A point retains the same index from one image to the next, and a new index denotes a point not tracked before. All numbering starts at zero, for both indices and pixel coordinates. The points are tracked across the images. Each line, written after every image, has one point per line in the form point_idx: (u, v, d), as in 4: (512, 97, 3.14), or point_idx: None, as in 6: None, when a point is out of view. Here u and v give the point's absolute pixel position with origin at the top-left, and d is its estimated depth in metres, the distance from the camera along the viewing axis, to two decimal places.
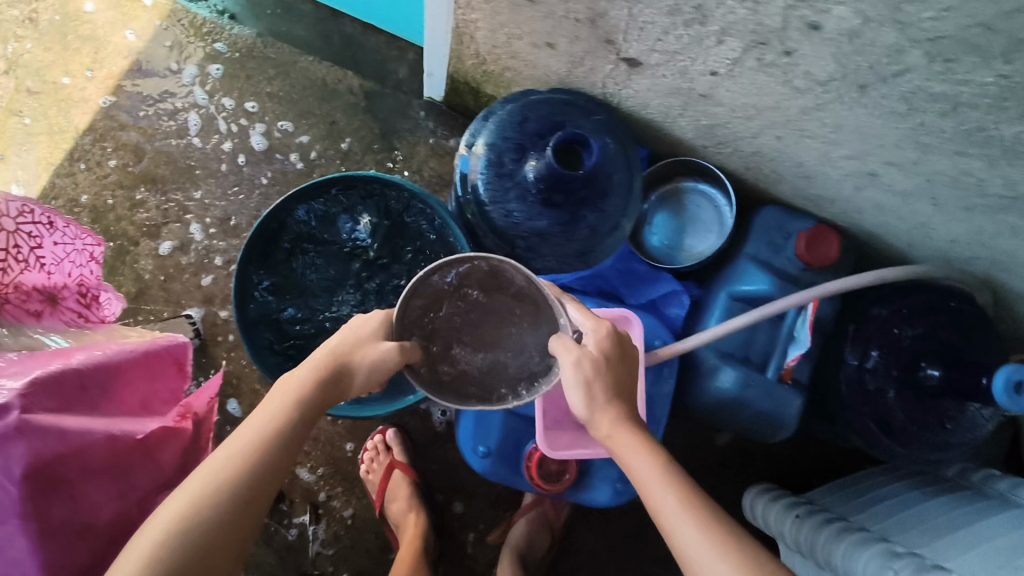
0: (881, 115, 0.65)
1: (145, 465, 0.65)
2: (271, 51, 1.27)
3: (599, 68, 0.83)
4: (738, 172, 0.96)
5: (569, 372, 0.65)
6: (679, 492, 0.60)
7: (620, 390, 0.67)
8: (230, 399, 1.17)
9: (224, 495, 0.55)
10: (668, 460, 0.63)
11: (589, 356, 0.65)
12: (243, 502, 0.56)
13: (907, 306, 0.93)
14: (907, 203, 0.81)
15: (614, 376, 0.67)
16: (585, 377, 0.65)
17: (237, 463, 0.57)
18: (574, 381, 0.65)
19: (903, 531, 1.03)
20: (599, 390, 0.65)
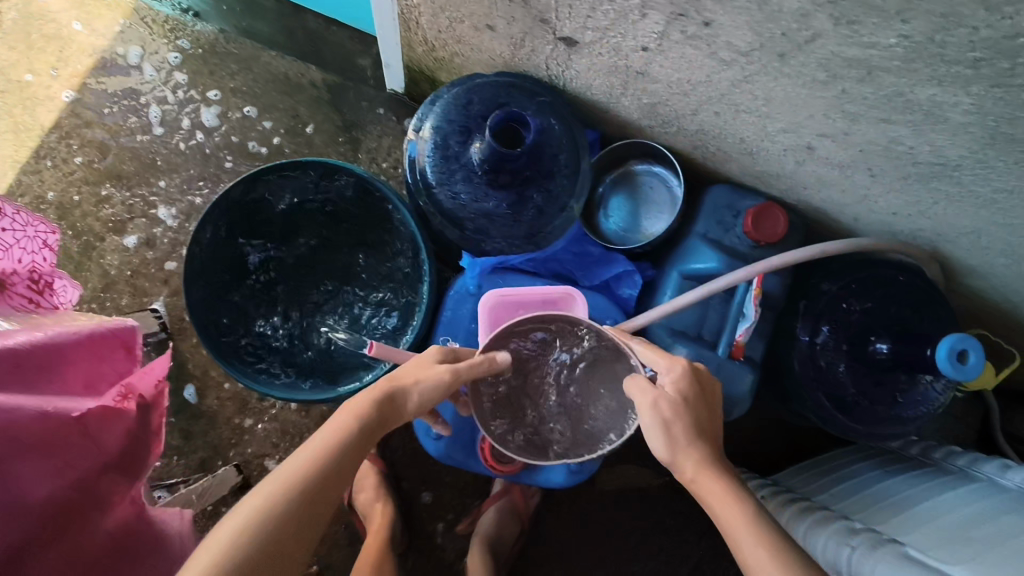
0: (805, 84, 0.66)
1: (83, 445, 0.66)
2: (234, 47, 1.28)
3: (540, 49, 0.84)
4: (688, 151, 0.97)
5: (647, 414, 0.68)
6: (764, 540, 0.63)
7: (702, 431, 0.69)
8: (186, 386, 1.24)
9: (292, 508, 0.61)
10: (752, 507, 0.66)
11: (666, 398, 0.68)
12: (300, 510, 0.61)
13: (856, 281, 0.94)
14: (846, 175, 0.82)
15: (694, 417, 0.69)
16: (664, 420, 0.67)
17: (307, 469, 0.63)
18: (655, 424, 0.68)
19: (863, 508, 1.02)
20: (679, 429, 0.68)
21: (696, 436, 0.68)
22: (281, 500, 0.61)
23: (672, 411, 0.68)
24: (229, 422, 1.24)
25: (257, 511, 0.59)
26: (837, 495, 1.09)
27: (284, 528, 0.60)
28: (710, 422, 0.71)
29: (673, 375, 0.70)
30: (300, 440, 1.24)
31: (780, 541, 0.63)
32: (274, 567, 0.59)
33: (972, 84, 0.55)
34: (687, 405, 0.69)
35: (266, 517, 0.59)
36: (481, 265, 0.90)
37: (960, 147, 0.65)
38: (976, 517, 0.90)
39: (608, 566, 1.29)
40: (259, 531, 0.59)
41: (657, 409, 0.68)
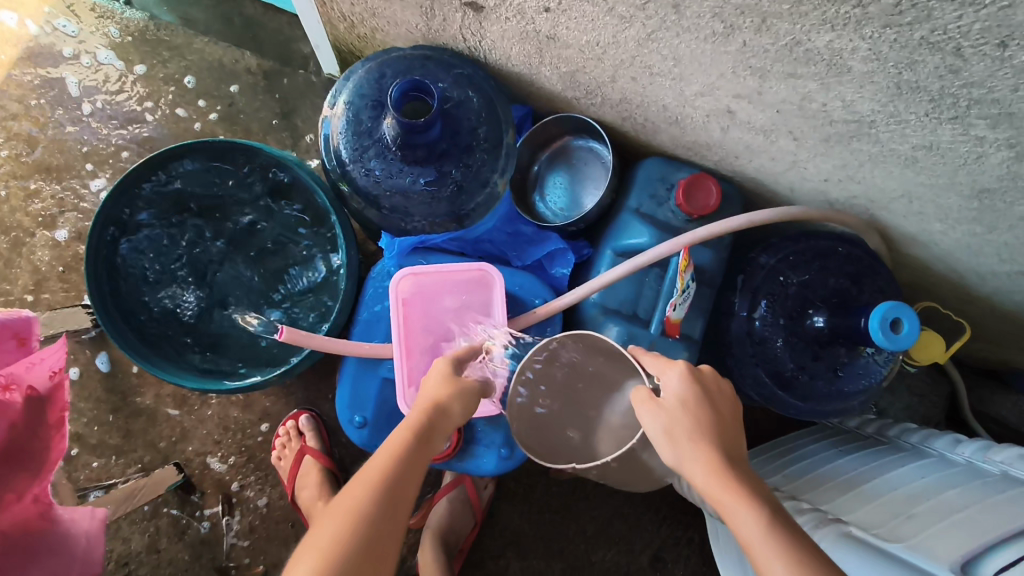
0: (705, 38, 0.63)
1: None
2: (165, 34, 1.25)
3: (451, 18, 0.80)
4: (618, 124, 0.93)
5: (648, 421, 0.62)
6: (788, 552, 0.51)
7: (713, 433, 0.60)
8: (99, 353, 1.19)
9: (375, 524, 0.54)
10: (776, 510, 0.54)
11: (666, 404, 0.62)
12: (382, 517, 0.55)
13: (794, 253, 0.90)
14: (771, 140, 0.78)
15: (699, 418, 0.61)
16: (665, 425, 0.61)
17: (378, 479, 0.57)
18: (654, 431, 0.61)
19: (813, 488, 0.98)
20: (681, 434, 0.60)
21: (704, 441, 0.59)
22: (359, 519, 0.54)
23: (672, 415, 0.61)
24: (169, 420, 1.20)
25: (335, 528, 0.53)
26: (790, 477, 1.05)
27: (372, 547, 0.53)
28: (732, 432, 0.62)
29: (672, 378, 0.64)
30: (243, 436, 1.21)
31: (810, 550, 0.51)
32: None
33: (863, 26, 0.52)
34: (689, 410, 0.61)
35: (349, 536, 0.53)
36: (400, 245, 0.86)
37: (870, 101, 0.62)
38: (922, 493, 0.86)
39: (566, 558, 1.24)
40: (342, 554, 0.52)
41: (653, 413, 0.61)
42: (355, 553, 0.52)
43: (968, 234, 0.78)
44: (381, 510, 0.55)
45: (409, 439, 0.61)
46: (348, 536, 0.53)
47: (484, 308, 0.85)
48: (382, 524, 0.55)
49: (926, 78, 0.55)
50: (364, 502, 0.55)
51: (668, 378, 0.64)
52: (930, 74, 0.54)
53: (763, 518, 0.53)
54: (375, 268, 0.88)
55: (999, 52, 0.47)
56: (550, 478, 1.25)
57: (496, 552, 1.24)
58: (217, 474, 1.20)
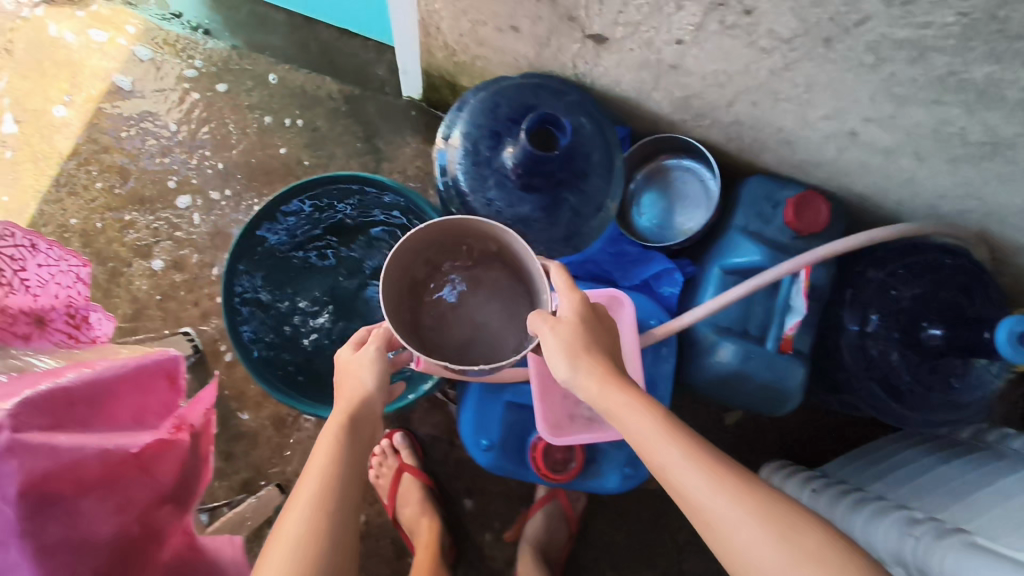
0: (850, 68, 0.64)
1: (141, 479, 0.65)
2: (248, 63, 1.28)
3: (566, 47, 0.81)
4: (722, 144, 0.94)
5: (549, 337, 0.62)
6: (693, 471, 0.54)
7: (602, 350, 0.62)
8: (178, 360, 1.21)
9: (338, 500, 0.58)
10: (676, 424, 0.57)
11: (565, 323, 0.63)
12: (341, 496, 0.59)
13: (904, 266, 0.91)
14: (891, 159, 0.79)
15: (593, 336, 0.63)
16: (565, 341, 0.61)
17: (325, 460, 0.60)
18: (556, 346, 0.61)
19: (922, 496, 1.00)
20: (581, 350, 0.61)
21: (599, 358, 0.61)
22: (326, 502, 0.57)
23: (568, 335, 0.62)
24: (268, 441, 1.23)
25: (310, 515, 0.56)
26: (892, 484, 1.06)
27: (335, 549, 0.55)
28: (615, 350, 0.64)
29: (568, 301, 0.65)
30: None
31: (710, 454, 0.55)
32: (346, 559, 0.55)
33: None
34: (583, 328, 0.63)
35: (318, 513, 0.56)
36: None
37: (1015, 126, 0.63)
38: None
39: (660, 566, 1.26)
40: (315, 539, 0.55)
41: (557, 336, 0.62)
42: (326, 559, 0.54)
43: None
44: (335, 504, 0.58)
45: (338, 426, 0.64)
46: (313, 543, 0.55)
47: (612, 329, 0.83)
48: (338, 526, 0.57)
49: None
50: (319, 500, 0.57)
51: (566, 299, 0.65)
52: None
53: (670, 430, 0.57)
54: None
55: None
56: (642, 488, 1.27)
57: (592, 561, 1.27)
58: None
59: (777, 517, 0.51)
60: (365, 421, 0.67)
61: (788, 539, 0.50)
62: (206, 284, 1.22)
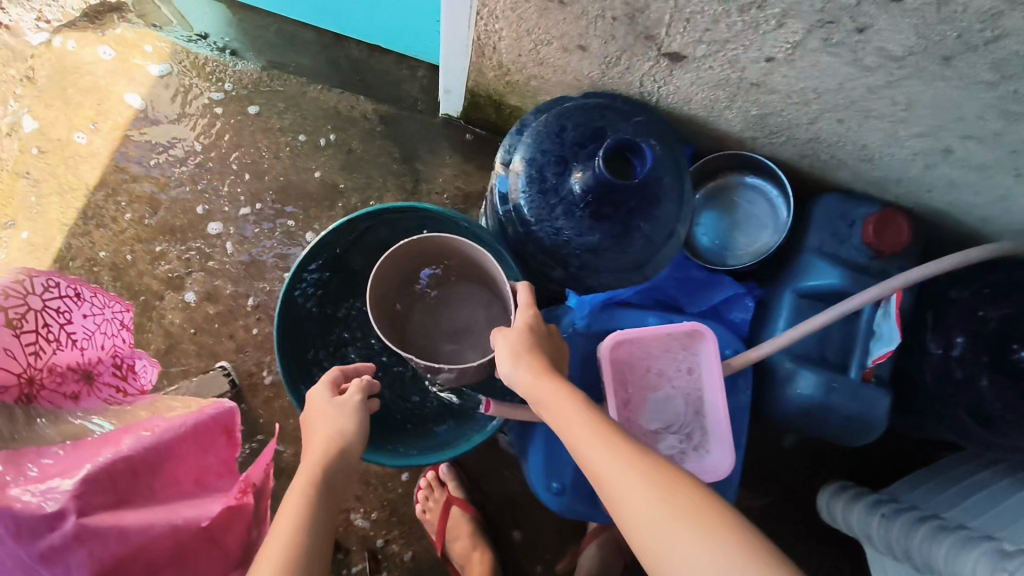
0: (965, 85, 0.59)
1: (212, 551, 0.61)
2: (279, 84, 1.24)
3: (637, 66, 0.77)
4: (793, 161, 0.89)
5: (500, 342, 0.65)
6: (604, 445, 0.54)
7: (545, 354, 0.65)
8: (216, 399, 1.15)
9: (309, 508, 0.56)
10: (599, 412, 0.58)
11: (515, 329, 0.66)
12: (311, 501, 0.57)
13: (989, 285, 0.86)
14: (986, 176, 0.74)
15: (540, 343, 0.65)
16: (513, 344, 0.64)
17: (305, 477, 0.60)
18: (502, 347, 0.64)
19: (1008, 526, 0.92)
20: (522, 349, 0.63)
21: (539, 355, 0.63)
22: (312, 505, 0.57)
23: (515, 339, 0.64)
24: None
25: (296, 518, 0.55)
26: (971, 511, 1.01)
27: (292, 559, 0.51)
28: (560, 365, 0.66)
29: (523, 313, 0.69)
30: (385, 490, 1.19)
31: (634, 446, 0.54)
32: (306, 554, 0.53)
33: None
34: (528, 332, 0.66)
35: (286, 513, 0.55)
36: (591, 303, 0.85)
37: None
38: None
39: None
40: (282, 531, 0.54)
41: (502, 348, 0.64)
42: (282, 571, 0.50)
43: None
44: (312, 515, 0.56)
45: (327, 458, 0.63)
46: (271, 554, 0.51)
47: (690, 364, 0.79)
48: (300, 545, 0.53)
49: None
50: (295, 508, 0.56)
51: (523, 312, 0.69)
52: None
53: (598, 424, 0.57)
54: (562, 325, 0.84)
55: None
56: None
57: None
58: (361, 531, 1.18)
59: (676, 490, 0.49)
60: (346, 459, 0.65)
61: (679, 502, 0.49)
62: (241, 315, 1.18)
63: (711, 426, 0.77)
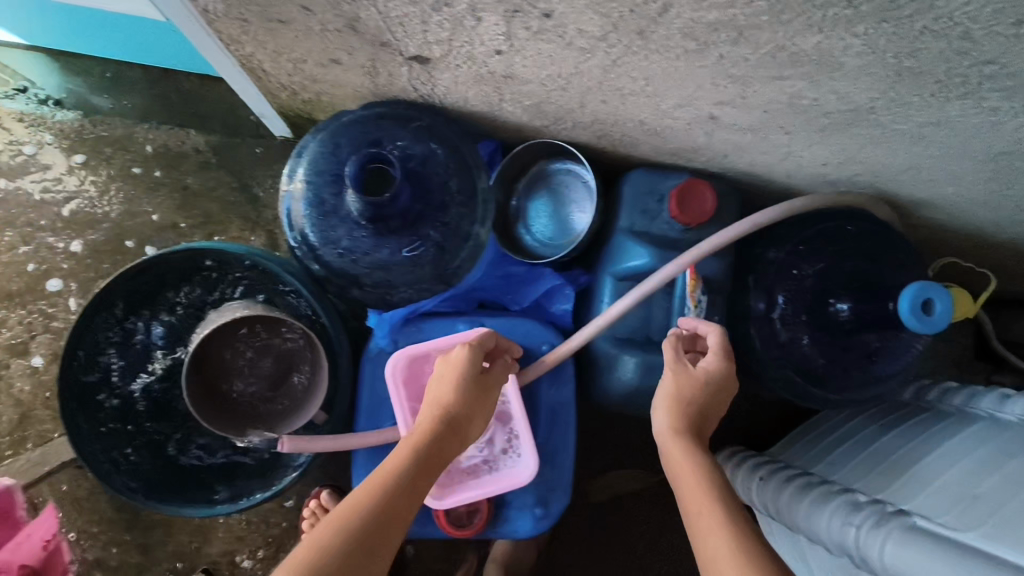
0: (678, 57, 0.57)
1: None
2: (101, 129, 1.20)
3: (397, 72, 0.74)
4: (594, 143, 0.87)
5: (667, 382, 0.72)
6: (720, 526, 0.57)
7: (701, 411, 0.70)
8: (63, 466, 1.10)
9: (413, 481, 0.61)
10: (716, 484, 0.62)
11: (692, 375, 0.71)
12: (413, 480, 0.61)
13: (803, 242, 0.86)
14: (760, 137, 0.73)
15: (706, 397, 0.70)
16: (672, 394, 0.70)
17: (401, 451, 0.63)
18: (662, 396, 0.71)
19: (864, 476, 0.96)
20: (682, 404, 0.70)
21: (685, 413, 0.69)
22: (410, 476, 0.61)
23: (687, 385, 0.70)
24: (191, 526, 1.17)
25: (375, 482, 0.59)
26: (836, 464, 1.03)
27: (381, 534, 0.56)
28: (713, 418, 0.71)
29: (709, 356, 0.73)
30: (267, 527, 1.17)
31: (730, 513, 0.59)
32: (388, 528, 0.57)
33: (856, 24, 0.46)
34: (710, 384, 0.71)
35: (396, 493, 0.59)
36: (389, 321, 0.83)
37: (867, 90, 0.57)
38: (981, 464, 0.84)
39: None
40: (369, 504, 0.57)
41: (682, 381, 0.71)
42: (362, 543, 0.54)
43: (985, 191, 0.75)
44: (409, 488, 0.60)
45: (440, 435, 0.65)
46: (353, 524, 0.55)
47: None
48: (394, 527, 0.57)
49: (929, 63, 0.50)
50: (408, 483, 0.60)
51: (710, 355, 0.73)
52: (935, 59, 0.49)
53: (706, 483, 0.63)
54: (368, 350, 0.84)
55: (1013, 30, 0.43)
56: (589, 503, 1.24)
57: None
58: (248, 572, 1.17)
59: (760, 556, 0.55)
60: (453, 435, 0.66)
61: None
62: None
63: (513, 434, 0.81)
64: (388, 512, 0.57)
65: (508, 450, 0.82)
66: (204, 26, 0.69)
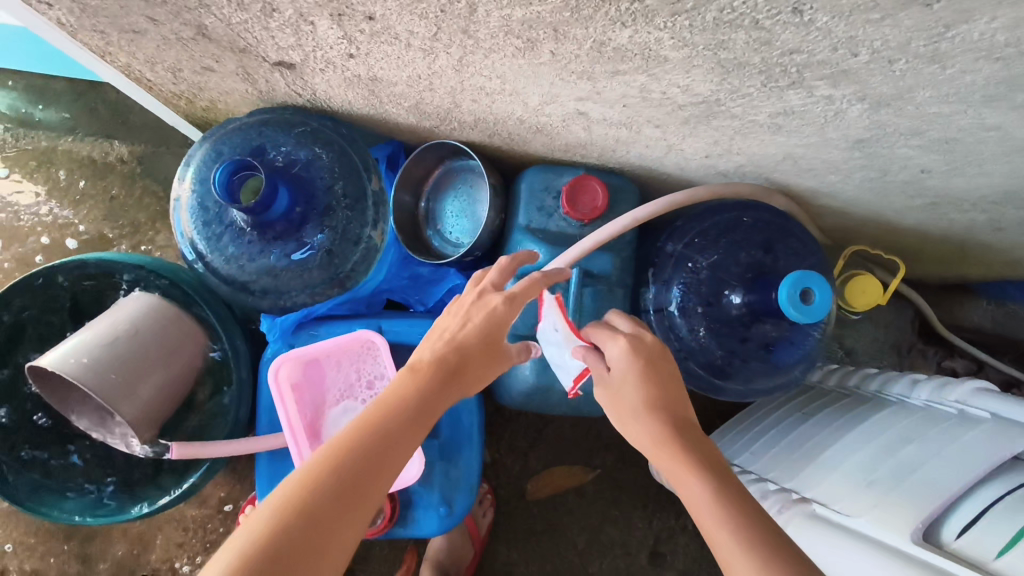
0: (514, 54, 0.57)
1: None
2: (26, 143, 1.22)
3: (271, 78, 0.74)
4: (489, 142, 0.87)
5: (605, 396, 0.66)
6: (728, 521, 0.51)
7: (649, 407, 0.62)
8: None
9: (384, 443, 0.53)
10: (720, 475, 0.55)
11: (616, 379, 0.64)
12: (386, 440, 0.53)
13: (698, 235, 0.87)
14: (636, 131, 0.73)
15: (644, 393, 0.62)
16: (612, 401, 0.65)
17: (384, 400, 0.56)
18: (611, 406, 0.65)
19: (780, 464, 0.96)
20: (630, 410, 0.63)
21: (644, 415, 0.62)
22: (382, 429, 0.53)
23: (620, 395, 0.64)
24: (126, 534, 1.17)
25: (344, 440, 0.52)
26: (758, 454, 1.03)
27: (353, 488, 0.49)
28: (676, 401, 0.63)
29: (614, 350, 0.65)
30: (205, 533, 1.17)
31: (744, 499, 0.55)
32: (353, 496, 0.49)
33: (654, 17, 0.46)
34: (634, 384, 0.63)
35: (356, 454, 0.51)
36: (281, 326, 0.84)
37: (704, 82, 0.56)
38: (883, 451, 0.83)
39: None
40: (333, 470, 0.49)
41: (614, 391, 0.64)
42: (322, 502, 0.48)
43: (867, 178, 0.75)
44: (380, 444, 0.52)
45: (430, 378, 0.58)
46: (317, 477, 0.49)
47: (377, 377, 0.81)
48: (370, 483, 0.50)
49: (743, 54, 0.49)
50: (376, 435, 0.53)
51: (611, 347, 0.65)
52: (745, 49, 0.49)
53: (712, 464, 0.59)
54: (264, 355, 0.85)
55: (798, 18, 0.43)
56: (527, 500, 1.23)
57: None
58: None
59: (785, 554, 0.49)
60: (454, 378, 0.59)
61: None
62: None
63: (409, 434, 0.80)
64: (349, 478, 0.49)
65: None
66: (67, 37, 0.70)
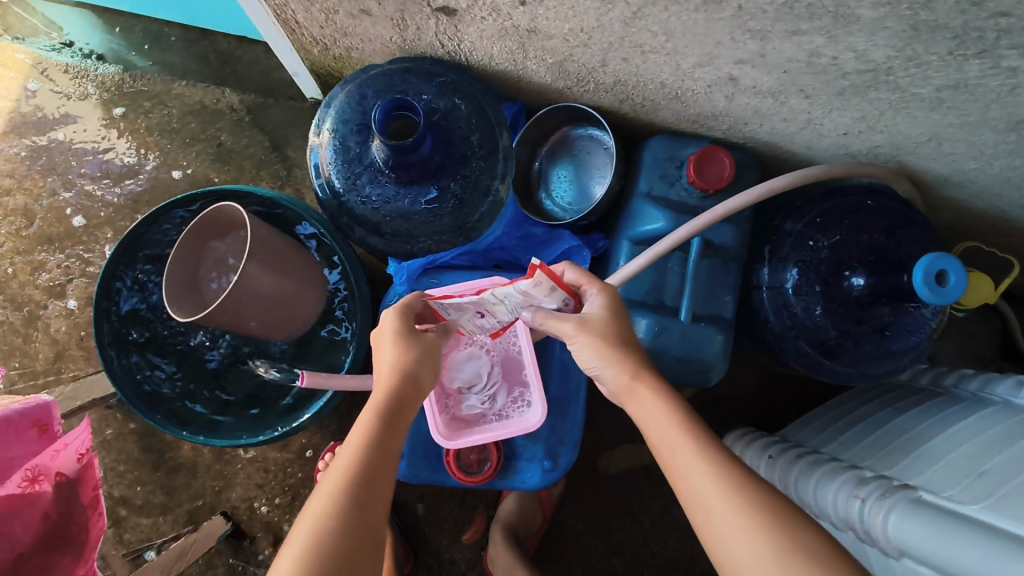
0: (696, 8, 0.58)
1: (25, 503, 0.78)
2: (142, 84, 1.25)
3: (424, 25, 0.76)
4: (617, 107, 0.89)
5: (583, 349, 0.66)
6: (698, 466, 0.56)
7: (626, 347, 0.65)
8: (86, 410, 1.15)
9: (372, 472, 0.53)
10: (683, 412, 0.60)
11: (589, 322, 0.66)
12: (372, 471, 0.53)
13: (820, 215, 0.87)
14: (781, 102, 0.74)
15: (620, 337, 0.65)
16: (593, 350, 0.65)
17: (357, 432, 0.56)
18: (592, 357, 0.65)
19: (874, 454, 0.96)
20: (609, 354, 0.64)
21: (615, 360, 0.64)
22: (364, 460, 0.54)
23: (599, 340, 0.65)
24: (208, 470, 1.20)
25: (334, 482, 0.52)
26: (848, 444, 1.03)
27: (363, 517, 0.50)
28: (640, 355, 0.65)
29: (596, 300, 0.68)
30: (284, 476, 1.20)
31: (729, 463, 0.56)
32: (360, 536, 0.49)
33: None
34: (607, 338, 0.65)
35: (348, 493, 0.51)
36: (407, 270, 0.87)
37: (885, 47, 0.57)
38: (990, 445, 0.83)
39: (628, 552, 1.23)
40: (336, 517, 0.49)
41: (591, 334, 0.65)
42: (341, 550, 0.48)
43: (1008, 167, 0.74)
44: (363, 478, 0.52)
45: (391, 403, 0.59)
46: (322, 534, 0.48)
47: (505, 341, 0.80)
48: (372, 512, 0.51)
49: (946, 16, 0.50)
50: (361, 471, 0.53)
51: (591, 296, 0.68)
52: (951, 11, 0.49)
53: (673, 421, 0.59)
54: (389, 298, 0.89)
55: None
56: (599, 474, 1.25)
57: (555, 555, 1.23)
58: (265, 517, 1.19)
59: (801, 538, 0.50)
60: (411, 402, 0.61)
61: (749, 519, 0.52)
62: None
63: (529, 386, 0.82)
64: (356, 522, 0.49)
65: (517, 400, 0.82)
66: None
